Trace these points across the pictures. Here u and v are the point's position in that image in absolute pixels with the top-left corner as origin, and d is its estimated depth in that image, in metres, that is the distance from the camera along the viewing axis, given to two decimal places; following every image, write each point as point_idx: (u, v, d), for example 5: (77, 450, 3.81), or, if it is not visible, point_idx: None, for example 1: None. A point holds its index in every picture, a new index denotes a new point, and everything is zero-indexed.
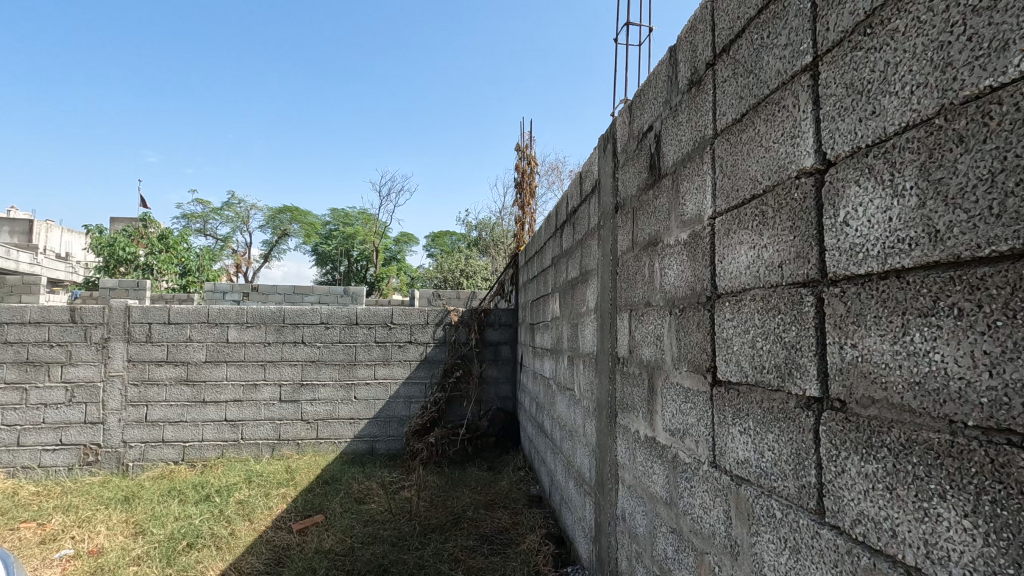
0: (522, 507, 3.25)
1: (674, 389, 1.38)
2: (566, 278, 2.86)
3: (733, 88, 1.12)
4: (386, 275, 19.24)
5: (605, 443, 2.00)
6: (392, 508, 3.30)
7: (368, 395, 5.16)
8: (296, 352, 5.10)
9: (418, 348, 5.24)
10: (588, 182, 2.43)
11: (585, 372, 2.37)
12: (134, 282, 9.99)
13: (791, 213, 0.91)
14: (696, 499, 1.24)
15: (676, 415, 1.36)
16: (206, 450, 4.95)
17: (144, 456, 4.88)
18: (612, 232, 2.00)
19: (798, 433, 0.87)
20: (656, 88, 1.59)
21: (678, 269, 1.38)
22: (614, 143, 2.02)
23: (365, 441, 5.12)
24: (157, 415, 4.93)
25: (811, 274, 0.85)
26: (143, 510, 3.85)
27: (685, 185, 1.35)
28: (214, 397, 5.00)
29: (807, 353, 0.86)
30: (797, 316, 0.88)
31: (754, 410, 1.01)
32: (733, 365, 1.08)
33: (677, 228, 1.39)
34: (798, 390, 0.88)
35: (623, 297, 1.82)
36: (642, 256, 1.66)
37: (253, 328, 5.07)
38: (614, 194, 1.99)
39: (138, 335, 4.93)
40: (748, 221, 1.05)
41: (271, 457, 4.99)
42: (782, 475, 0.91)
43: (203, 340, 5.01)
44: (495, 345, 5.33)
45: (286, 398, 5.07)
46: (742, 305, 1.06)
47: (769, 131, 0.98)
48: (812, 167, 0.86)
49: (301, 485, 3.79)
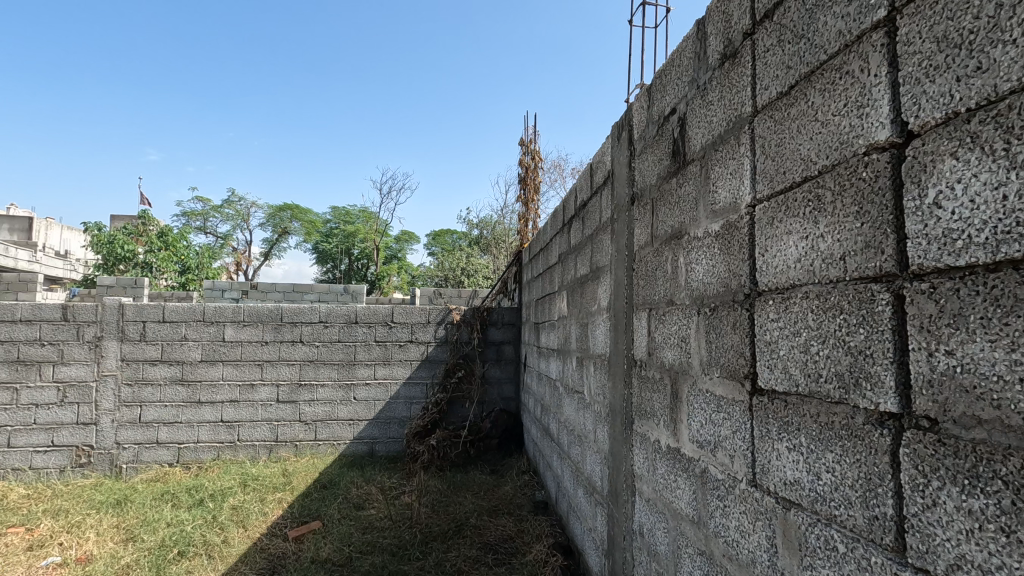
0: (528, 514, 3.12)
1: (703, 397, 1.25)
2: (575, 275, 2.72)
3: (778, 57, 0.99)
4: (386, 274, 19.10)
5: (620, 451, 1.87)
6: (391, 515, 3.17)
7: (368, 396, 5.03)
8: (294, 351, 4.97)
9: (419, 348, 5.12)
10: (600, 174, 2.30)
11: (596, 375, 2.24)
12: (132, 280, 9.86)
13: (858, 195, 0.78)
14: (731, 522, 1.11)
15: (706, 425, 1.23)
16: (201, 452, 4.82)
17: (138, 458, 4.76)
18: (627, 225, 1.87)
19: (869, 455, 0.74)
20: (680, 66, 1.45)
21: (707, 264, 1.25)
22: (630, 130, 1.88)
23: (364, 443, 4.99)
24: (151, 416, 4.80)
25: (886, 267, 0.72)
26: (135, 515, 3.73)
27: (716, 171, 1.22)
28: (210, 397, 4.87)
29: (880, 360, 0.73)
30: (867, 317, 0.75)
31: (807, 425, 0.88)
32: (779, 372, 0.95)
33: (706, 219, 1.26)
34: (868, 403, 0.75)
35: (641, 295, 1.69)
36: (663, 250, 1.53)
37: (250, 326, 4.94)
38: (630, 185, 1.86)
39: (132, 334, 4.80)
40: (797, 208, 0.92)
41: (268, 459, 4.87)
42: (845, 502, 0.78)
43: (198, 338, 4.88)
44: (498, 344, 5.19)
45: (283, 399, 4.94)
46: (791, 304, 0.92)
47: (827, 102, 0.85)
48: (887, 141, 0.73)
49: (298, 489, 3.66)
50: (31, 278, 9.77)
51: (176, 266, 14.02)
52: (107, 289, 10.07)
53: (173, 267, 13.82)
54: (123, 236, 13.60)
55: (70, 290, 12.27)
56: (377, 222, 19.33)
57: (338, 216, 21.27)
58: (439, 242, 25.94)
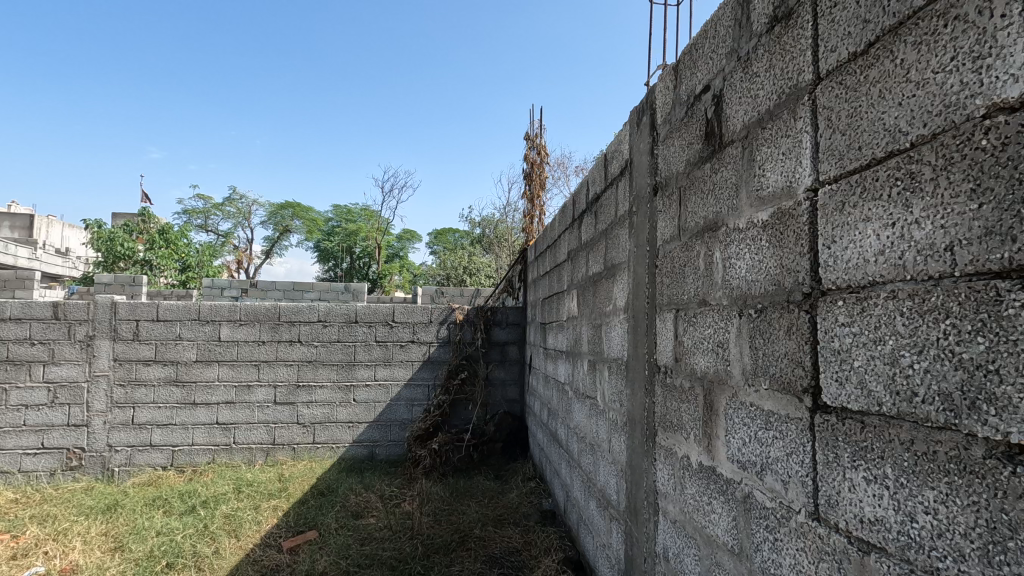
0: (535, 525, 2.96)
1: (746, 411, 1.09)
2: (587, 273, 2.56)
3: (850, 12, 0.83)
4: (387, 273, 18.95)
5: (640, 465, 1.72)
6: (391, 524, 3.02)
7: (368, 398, 4.88)
8: (292, 351, 4.82)
9: (420, 348, 4.96)
10: (616, 164, 2.14)
11: (612, 380, 2.08)
12: (129, 278, 9.73)
13: (974, 169, 0.62)
14: (785, 559, 0.95)
15: (749, 443, 1.07)
16: (196, 455, 4.68)
17: (131, 461, 4.61)
18: (649, 218, 1.71)
19: (994, 498, 0.58)
20: (715, 37, 1.30)
21: (752, 259, 1.09)
22: (652, 114, 1.73)
23: (364, 446, 4.84)
24: (144, 418, 4.66)
25: (1019, 259, 0.57)
26: (126, 522, 3.58)
27: (763, 152, 1.06)
28: (205, 399, 4.72)
29: (1011, 379, 0.57)
30: (990, 323, 0.59)
31: (896, 453, 0.72)
32: (855, 387, 0.79)
33: (750, 208, 1.10)
34: (992, 432, 0.59)
35: (666, 294, 1.53)
36: (694, 245, 1.38)
37: (247, 326, 4.80)
38: (653, 174, 1.70)
39: (125, 333, 4.66)
40: (881, 189, 0.76)
41: (265, 462, 4.72)
42: (957, 555, 0.62)
43: (193, 338, 4.73)
44: (502, 345, 5.03)
45: (281, 400, 4.79)
46: (871, 305, 0.77)
47: (925, 57, 0.69)
48: (1020, 98, 0.57)
49: (294, 496, 3.51)
50: (29, 276, 9.63)
51: (176, 265, 13.89)
52: (104, 286, 9.95)
53: (173, 265, 13.69)
54: (123, 234, 13.47)
55: (70, 287, 12.15)
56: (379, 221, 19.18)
57: (340, 214, 21.13)
58: (440, 241, 25.78)
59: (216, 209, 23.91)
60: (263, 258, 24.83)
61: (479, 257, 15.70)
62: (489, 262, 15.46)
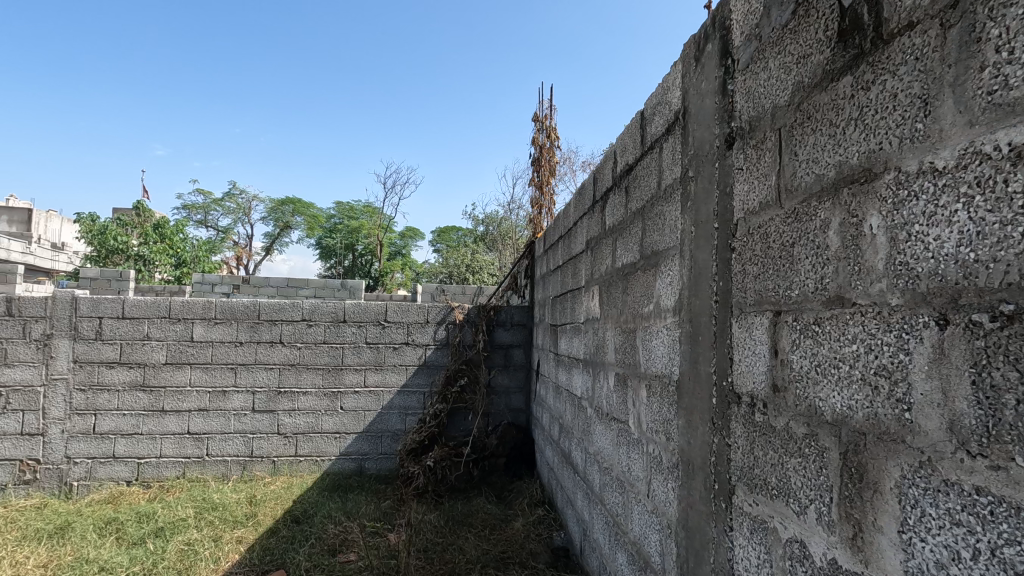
0: (545, 569, 2.47)
1: (964, 503, 0.59)
2: (614, 266, 2.06)
3: None
4: (388, 271, 18.48)
5: (701, 531, 1.23)
6: (373, 565, 2.53)
7: (357, 406, 4.39)
8: (273, 354, 4.34)
9: (416, 352, 4.47)
10: (659, 121, 1.64)
11: (653, 404, 1.58)
12: (116, 274, 9.31)
13: None
14: None
15: (975, 564, 0.58)
16: (164, 469, 4.20)
17: (91, 474, 4.14)
18: (720, 181, 1.21)
19: None
20: None
21: (975, 224, 0.59)
22: (722, 38, 1.23)
23: (352, 460, 4.36)
24: (107, 427, 4.18)
25: None
26: (72, 550, 3.10)
27: (1009, 20, 0.56)
28: (175, 406, 4.24)
29: None
30: None
31: None
32: None
33: (966, 130, 0.61)
34: None
35: (757, 288, 1.03)
36: (813, 211, 0.88)
37: (223, 325, 4.31)
38: (725, 120, 1.20)
39: (87, 332, 4.17)
40: None
41: (240, 477, 4.24)
42: None
43: (163, 338, 4.25)
44: (506, 348, 4.53)
45: (260, 408, 4.31)
46: None
47: None
48: None
49: (264, 525, 3.02)
50: (11, 271, 9.14)
51: (171, 260, 13.45)
52: (90, 281, 9.51)
53: (168, 261, 13.24)
54: (115, 227, 13.00)
55: (60, 282, 11.71)
56: (380, 218, 18.68)
57: (341, 211, 20.73)
58: (444, 239, 25.27)
59: (216, 204, 23.52)
60: (263, 255, 24.37)
61: (482, 255, 15.20)
62: (493, 261, 14.97)
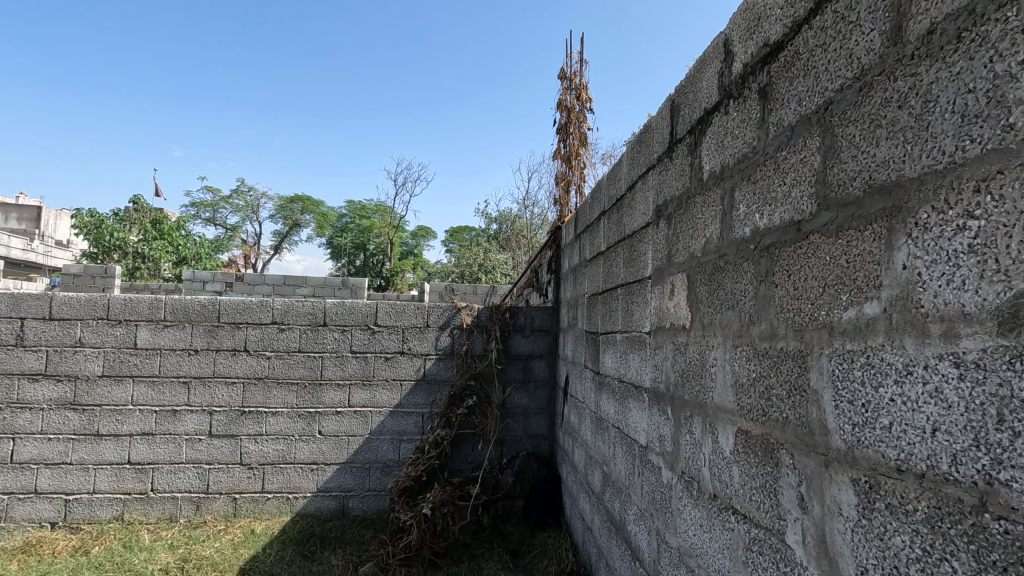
0: None
1: None
2: (730, 236, 1.17)
3: None
4: (398, 271, 17.63)
5: None
6: None
7: (339, 431, 3.52)
8: (236, 365, 3.49)
9: (413, 362, 3.59)
10: None
11: (888, 534, 0.69)
12: (100, 270, 8.55)
13: None
14: None
15: None
16: (97, 507, 3.37)
17: (6, 515, 3.32)
18: None
19: None
20: None
21: None
22: None
23: (333, 497, 3.50)
24: (27, 455, 3.35)
25: None
26: None
27: None
28: (113, 429, 3.41)
29: None
30: None
31: None
32: None
33: None
34: None
35: None
36: None
37: (173, 329, 3.46)
38: None
39: (5, 336, 3.35)
40: None
41: (193, 519, 3.40)
42: None
43: (99, 344, 3.41)
44: (524, 359, 3.63)
45: (218, 432, 3.46)
46: None
47: None
48: None
49: None
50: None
51: (171, 257, 12.63)
52: (72, 276, 8.76)
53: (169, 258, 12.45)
54: (113, 223, 12.32)
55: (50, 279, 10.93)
56: (390, 215, 17.86)
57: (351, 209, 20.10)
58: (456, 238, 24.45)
59: (225, 201, 22.91)
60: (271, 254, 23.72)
61: (494, 253, 14.31)
62: (506, 259, 14.07)
